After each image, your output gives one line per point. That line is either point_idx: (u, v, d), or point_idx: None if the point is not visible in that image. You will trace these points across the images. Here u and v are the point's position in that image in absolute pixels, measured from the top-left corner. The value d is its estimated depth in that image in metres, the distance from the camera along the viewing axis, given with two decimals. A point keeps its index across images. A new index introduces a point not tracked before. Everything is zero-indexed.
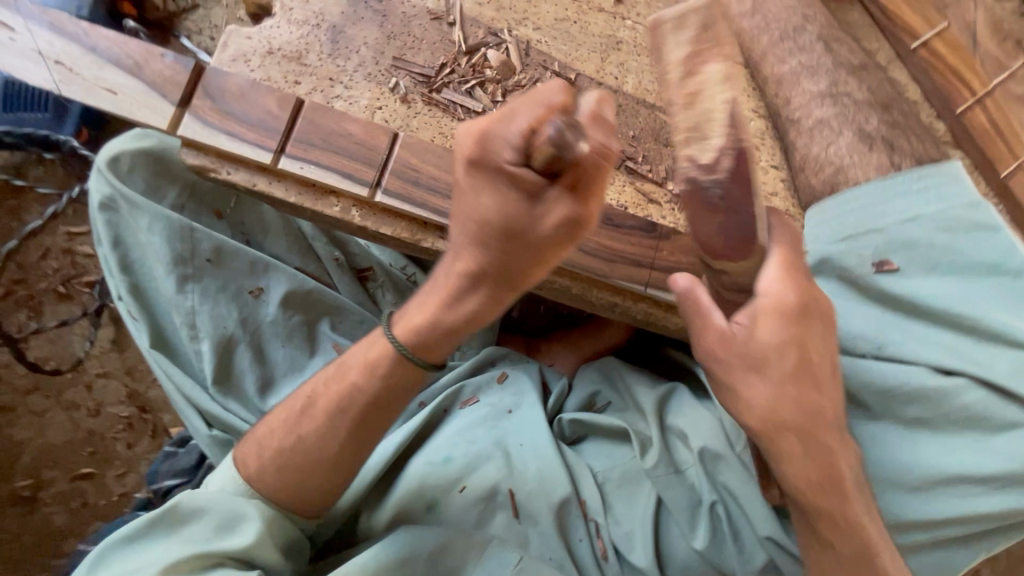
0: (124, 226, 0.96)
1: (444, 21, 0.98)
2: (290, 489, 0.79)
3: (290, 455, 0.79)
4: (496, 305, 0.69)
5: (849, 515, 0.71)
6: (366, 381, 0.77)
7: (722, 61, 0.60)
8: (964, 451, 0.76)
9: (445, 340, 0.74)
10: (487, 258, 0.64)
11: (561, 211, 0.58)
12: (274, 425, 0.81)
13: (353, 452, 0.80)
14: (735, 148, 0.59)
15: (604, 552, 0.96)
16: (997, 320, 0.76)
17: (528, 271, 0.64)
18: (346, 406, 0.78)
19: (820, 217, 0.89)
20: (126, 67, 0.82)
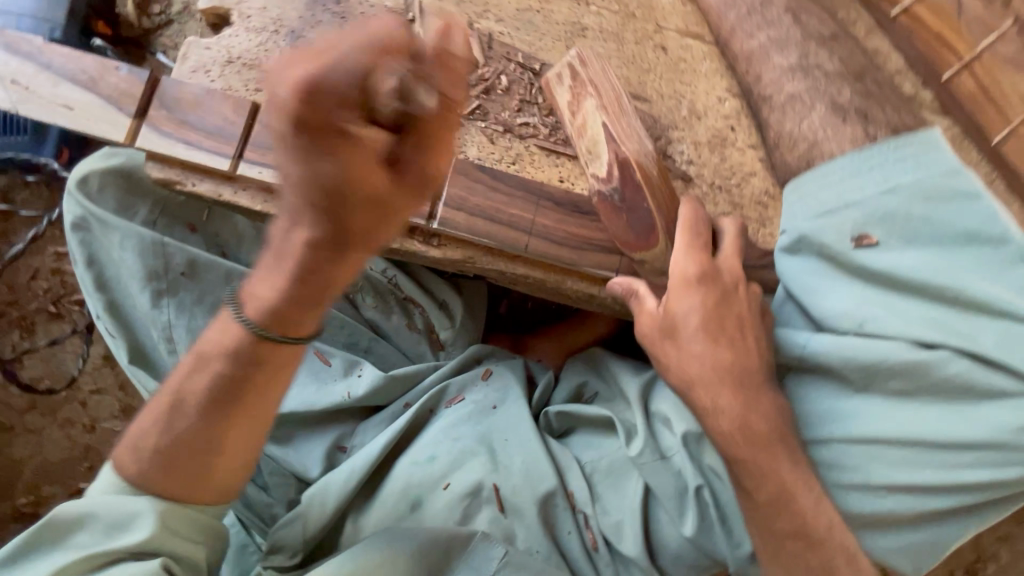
0: (98, 244, 0.97)
1: (403, 18, 0.97)
2: (180, 481, 0.70)
3: (169, 448, 0.69)
4: (345, 269, 0.63)
5: (804, 488, 0.73)
6: (236, 364, 0.67)
7: (596, 99, 0.87)
8: (950, 425, 0.73)
9: (306, 313, 0.66)
10: (327, 215, 0.57)
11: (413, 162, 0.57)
12: (146, 426, 0.70)
13: (245, 426, 0.72)
14: (618, 157, 0.85)
15: (594, 543, 0.95)
16: (982, 290, 0.73)
17: (381, 228, 0.60)
18: (221, 392, 0.68)
19: (798, 192, 0.86)
20: (81, 83, 0.85)
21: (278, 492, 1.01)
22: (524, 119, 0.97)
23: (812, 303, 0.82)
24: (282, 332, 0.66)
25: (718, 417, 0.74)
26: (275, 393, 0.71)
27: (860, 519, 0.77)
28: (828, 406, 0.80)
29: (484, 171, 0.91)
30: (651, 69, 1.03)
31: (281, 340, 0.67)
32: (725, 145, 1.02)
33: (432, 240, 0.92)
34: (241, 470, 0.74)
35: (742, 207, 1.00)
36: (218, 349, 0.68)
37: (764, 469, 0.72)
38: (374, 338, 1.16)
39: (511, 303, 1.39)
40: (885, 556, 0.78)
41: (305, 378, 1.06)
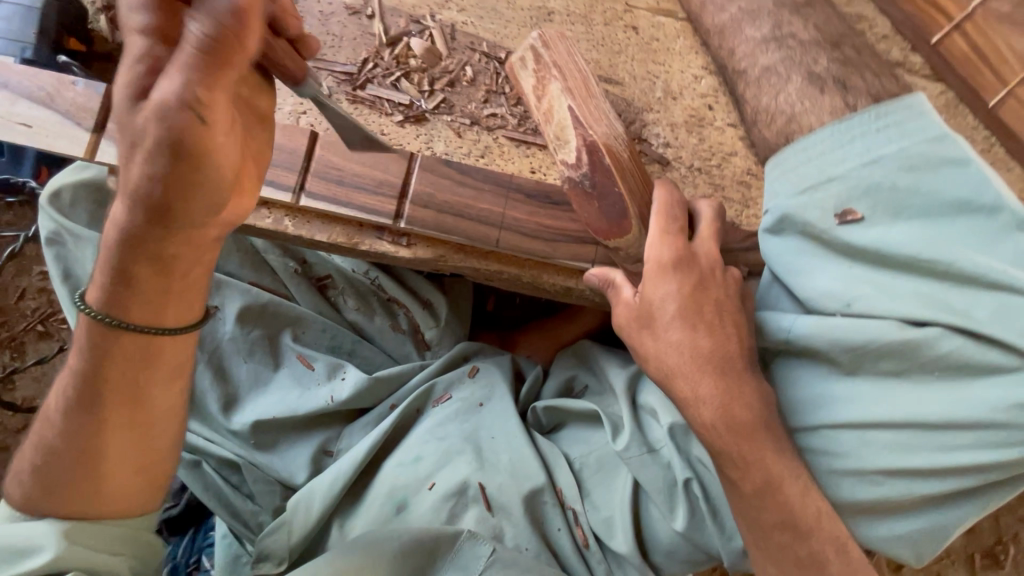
0: (74, 258, 0.95)
1: (362, 14, 0.95)
2: (71, 497, 0.68)
3: (47, 462, 0.68)
4: (168, 246, 0.62)
5: (788, 477, 0.69)
6: (90, 360, 0.66)
7: (561, 80, 0.81)
8: (943, 407, 0.69)
9: (138, 296, 0.64)
10: (122, 151, 0.56)
11: (163, 83, 0.50)
12: (28, 450, 0.70)
13: (121, 433, 0.69)
14: (586, 142, 0.78)
15: (585, 540, 0.92)
16: (973, 261, 0.69)
17: (149, 173, 0.55)
18: (80, 390, 0.67)
19: (778, 169, 0.81)
20: (39, 99, 0.84)
21: (263, 501, 0.99)
22: (491, 110, 0.94)
23: (797, 284, 0.78)
24: (109, 311, 0.65)
25: (695, 409, 0.71)
26: (140, 390, 0.69)
27: (853, 505, 0.74)
28: (814, 390, 0.77)
29: (453, 165, 0.88)
30: (622, 51, 1.00)
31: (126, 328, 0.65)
32: (703, 125, 0.99)
33: (401, 239, 0.90)
34: (134, 473, 0.71)
35: (723, 188, 0.97)
36: (73, 351, 0.68)
37: (743, 460, 0.69)
38: (358, 340, 1.12)
39: (498, 299, 1.36)
40: (881, 544, 0.75)
41: (287, 382, 1.04)
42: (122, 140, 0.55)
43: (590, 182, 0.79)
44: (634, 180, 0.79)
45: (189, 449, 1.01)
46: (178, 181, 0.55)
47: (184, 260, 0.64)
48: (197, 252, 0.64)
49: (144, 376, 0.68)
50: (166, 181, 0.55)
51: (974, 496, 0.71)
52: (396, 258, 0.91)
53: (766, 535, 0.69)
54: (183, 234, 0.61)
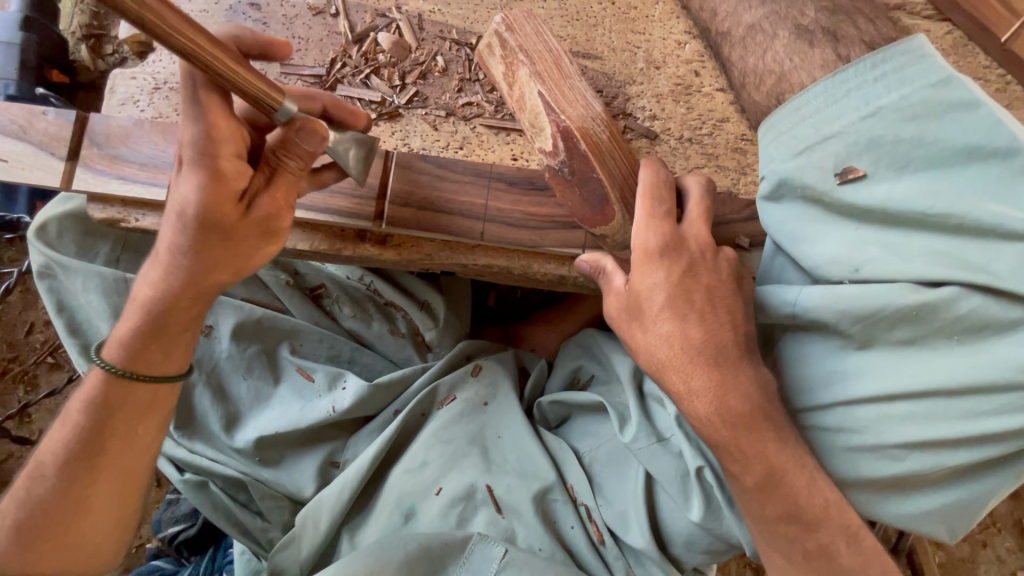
0: (66, 291, 0.96)
1: (327, 13, 0.92)
2: (46, 553, 0.73)
3: (33, 517, 0.73)
4: (192, 305, 0.73)
5: (786, 462, 0.68)
6: (93, 418, 0.74)
7: (529, 65, 0.77)
8: (965, 371, 0.65)
9: (152, 352, 0.74)
10: (189, 243, 0.67)
11: (264, 201, 0.67)
12: (16, 497, 0.74)
13: (111, 484, 0.75)
14: (559, 127, 0.74)
15: (600, 536, 0.91)
16: (988, 212, 0.63)
17: (226, 261, 0.69)
18: (79, 446, 0.74)
19: (771, 132, 0.76)
20: (11, 133, 0.83)
21: (274, 517, 0.99)
22: (467, 98, 0.91)
23: (799, 253, 0.74)
24: (134, 368, 0.74)
25: (691, 399, 0.69)
26: (137, 446, 0.77)
27: (871, 482, 0.71)
28: (823, 364, 0.74)
29: (430, 159, 0.84)
30: (599, 24, 0.96)
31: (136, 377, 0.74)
32: (690, 92, 0.94)
33: (385, 241, 0.88)
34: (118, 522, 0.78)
35: (717, 157, 0.92)
36: (75, 409, 0.75)
37: (743, 444, 0.68)
38: (357, 348, 1.11)
39: (499, 294, 1.33)
40: (905, 521, 0.72)
41: (289, 396, 1.04)
42: (194, 236, 0.66)
43: (569, 169, 0.75)
44: (614, 164, 0.75)
45: (194, 470, 1.00)
46: (256, 261, 0.72)
47: (200, 315, 0.75)
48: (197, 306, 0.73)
49: (141, 429, 0.76)
50: (244, 264, 0.71)
51: (1000, 464, 0.68)
52: (382, 260, 0.90)
53: (771, 528, 0.69)
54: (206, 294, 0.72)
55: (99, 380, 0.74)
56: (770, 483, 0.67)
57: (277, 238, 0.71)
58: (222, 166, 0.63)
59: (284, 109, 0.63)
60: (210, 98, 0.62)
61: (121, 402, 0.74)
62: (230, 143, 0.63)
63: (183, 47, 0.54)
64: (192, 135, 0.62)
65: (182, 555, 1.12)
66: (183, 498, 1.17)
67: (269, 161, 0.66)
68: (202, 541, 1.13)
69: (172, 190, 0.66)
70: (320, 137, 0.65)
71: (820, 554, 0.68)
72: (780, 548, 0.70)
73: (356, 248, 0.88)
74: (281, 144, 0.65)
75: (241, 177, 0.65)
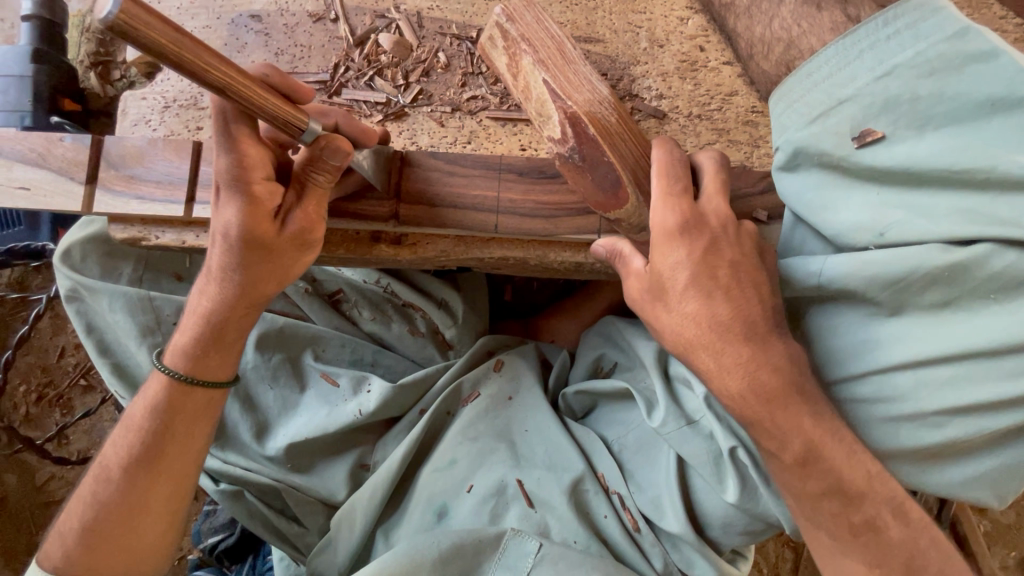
0: (94, 311, 0.98)
1: (327, 19, 0.93)
2: (107, 555, 0.73)
3: (96, 519, 0.73)
4: (242, 314, 0.75)
5: (830, 436, 0.67)
6: (153, 423, 0.75)
7: (530, 52, 0.76)
8: (1005, 329, 0.63)
9: (211, 358, 0.76)
10: (236, 260, 0.69)
11: (297, 215, 0.68)
12: (79, 501, 0.75)
13: (170, 488, 0.77)
14: (566, 114, 0.72)
15: (635, 523, 0.90)
16: (1018, 164, 0.61)
17: (269, 274, 0.71)
18: (140, 452, 0.75)
19: (783, 101, 0.74)
20: (32, 161, 0.85)
21: (309, 522, 1.01)
22: (471, 92, 0.91)
23: (819, 222, 0.72)
24: (193, 373, 0.76)
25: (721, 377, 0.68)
26: (194, 450, 0.78)
27: (912, 451, 0.70)
28: (854, 335, 0.72)
29: (439, 155, 0.84)
30: (599, 7, 0.95)
31: (193, 382, 0.76)
32: (696, 68, 0.93)
33: (401, 241, 0.88)
34: (169, 527, 0.78)
35: (728, 132, 0.91)
36: (136, 415, 0.76)
37: (784, 421, 0.66)
38: (378, 350, 1.11)
39: (515, 288, 1.33)
40: (953, 489, 0.71)
41: (315, 402, 1.05)
42: (239, 255, 0.68)
43: (580, 155, 0.73)
44: (623, 145, 0.74)
45: (229, 480, 1.01)
46: (298, 269, 0.74)
47: (242, 328, 0.77)
48: (242, 317, 0.75)
49: (196, 435, 0.77)
50: (285, 274, 0.73)
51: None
52: (398, 261, 0.90)
53: (814, 504, 0.68)
54: (254, 305, 0.74)
55: (160, 386, 0.76)
56: (811, 459, 0.66)
57: (314, 248, 0.73)
58: (256, 191, 0.64)
59: (311, 131, 0.61)
60: (239, 127, 0.62)
61: (180, 406, 0.76)
62: (261, 168, 0.64)
63: (221, 86, 0.51)
64: (224, 164, 0.63)
65: (223, 564, 1.14)
66: (219, 509, 1.19)
67: (298, 178, 0.67)
68: (240, 550, 1.15)
69: (213, 213, 0.68)
70: (346, 153, 0.65)
71: (867, 529, 0.67)
72: (826, 525, 0.69)
73: (372, 249, 0.88)
74: (310, 162, 0.65)
75: (274, 197, 0.66)
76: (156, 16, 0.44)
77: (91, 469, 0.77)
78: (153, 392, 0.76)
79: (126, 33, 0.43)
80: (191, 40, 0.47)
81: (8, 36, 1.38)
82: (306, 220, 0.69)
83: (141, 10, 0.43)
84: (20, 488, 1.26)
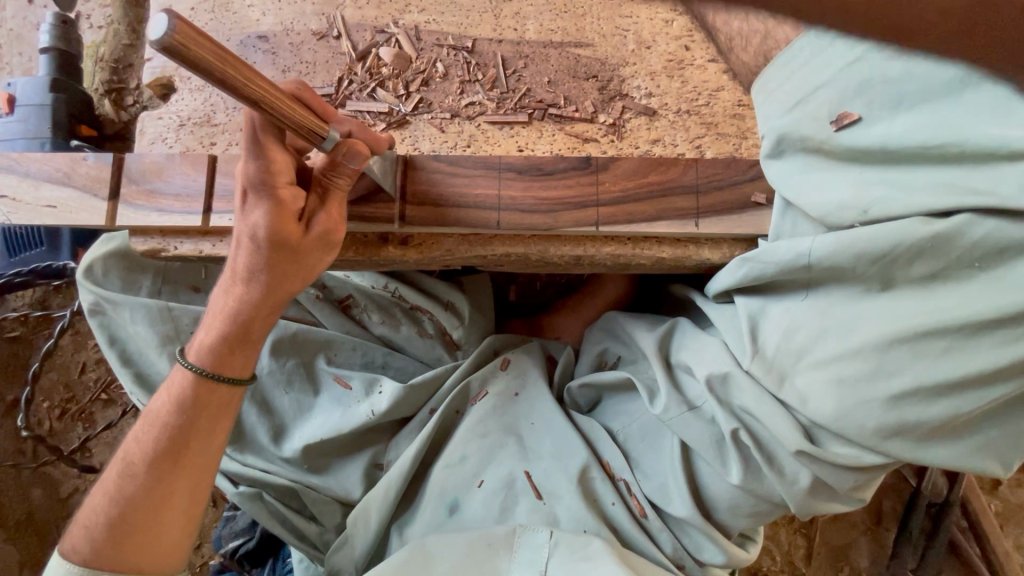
0: (116, 324, 1.02)
1: (330, 36, 0.98)
2: (133, 549, 0.76)
3: (124, 513, 0.77)
4: (266, 313, 0.79)
5: None
6: (176, 418, 0.79)
7: None
8: (987, 298, 0.66)
9: (236, 356, 0.80)
10: (261, 262, 0.73)
11: (320, 218, 0.73)
12: (102, 499, 0.79)
13: (191, 483, 0.80)
14: None
15: (641, 509, 0.93)
16: (988, 136, 0.62)
17: (292, 274, 0.75)
18: (163, 447, 0.78)
19: (763, 92, 0.79)
20: (58, 180, 0.90)
21: (327, 520, 1.05)
22: (469, 99, 0.96)
23: (808, 204, 0.76)
24: (215, 369, 0.80)
25: None
26: (214, 445, 0.82)
27: (916, 426, 0.72)
28: (846, 312, 0.75)
29: (441, 158, 0.89)
30: (587, 13, 1.00)
31: (220, 380, 0.80)
32: (683, 67, 0.98)
33: (407, 243, 0.92)
34: (187, 524, 0.81)
35: (716, 125, 0.96)
36: (160, 410, 0.80)
37: None
38: (388, 352, 1.15)
39: (519, 288, 1.36)
40: (953, 462, 0.74)
41: (328, 405, 1.08)
42: (264, 256, 0.72)
43: None
44: None
45: (248, 482, 1.04)
46: (318, 269, 0.78)
47: (260, 331, 0.80)
48: (264, 319, 0.79)
49: (218, 430, 0.81)
50: (306, 274, 0.77)
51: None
52: (406, 261, 0.94)
53: None
54: (277, 303, 0.79)
55: (181, 384, 0.80)
56: None
57: (334, 249, 0.77)
58: (282, 194, 0.69)
59: (331, 138, 0.67)
60: (266, 136, 0.65)
61: (203, 404, 0.79)
62: (286, 173, 0.68)
63: (256, 99, 0.56)
64: (252, 169, 0.67)
65: (243, 567, 1.17)
66: (239, 514, 1.22)
67: (319, 182, 0.73)
68: (260, 554, 1.18)
69: (239, 218, 0.73)
70: (363, 156, 0.71)
71: None
72: None
73: (380, 251, 0.92)
74: (330, 167, 0.71)
75: (298, 201, 0.71)
76: (204, 35, 0.49)
77: (111, 469, 0.80)
78: (176, 392, 0.79)
79: (179, 52, 0.47)
80: (229, 55, 0.51)
81: (26, 69, 1.45)
82: (326, 221, 0.74)
83: (191, 29, 0.47)
84: (46, 502, 1.30)
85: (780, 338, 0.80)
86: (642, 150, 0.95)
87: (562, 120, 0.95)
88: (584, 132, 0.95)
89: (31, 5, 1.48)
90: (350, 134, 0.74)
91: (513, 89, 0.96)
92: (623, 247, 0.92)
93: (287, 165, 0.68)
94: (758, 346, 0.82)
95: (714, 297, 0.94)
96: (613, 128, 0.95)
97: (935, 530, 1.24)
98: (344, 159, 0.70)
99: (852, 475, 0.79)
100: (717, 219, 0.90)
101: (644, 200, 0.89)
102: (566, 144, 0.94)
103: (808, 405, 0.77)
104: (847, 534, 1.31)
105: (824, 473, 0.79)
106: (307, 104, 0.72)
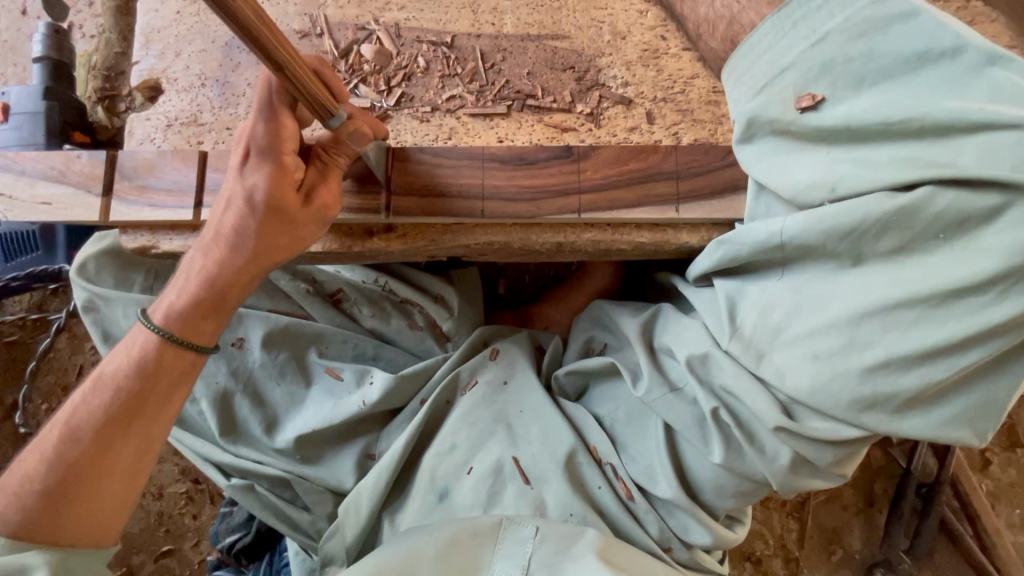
0: (109, 322, 1.05)
1: (313, 34, 1.00)
2: (69, 518, 0.78)
3: (63, 478, 0.78)
4: (246, 279, 0.83)
5: None
6: (132, 381, 0.81)
7: None
8: (952, 267, 0.67)
9: (209, 322, 0.84)
10: (252, 225, 0.78)
11: (320, 192, 0.80)
12: (39, 468, 0.79)
13: (140, 448, 0.82)
14: None
15: (628, 492, 0.94)
16: (947, 110, 0.66)
17: (280, 243, 0.80)
18: (115, 411, 0.80)
19: (734, 76, 0.83)
20: (53, 177, 0.92)
21: (318, 509, 1.06)
22: (449, 92, 0.98)
23: (777, 184, 0.78)
24: (184, 335, 0.83)
25: None
26: (166, 414, 0.84)
27: (892, 398, 0.73)
28: (821, 287, 0.77)
29: (426, 149, 0.91)
30: (563, 6, 1.02)
31: (184, 345, 0.83)
32: (658, 56, 1.00)
33: (390, 234, 0.94)
34: (126, 493, 0.82)
35: (692, 111, 0.98)
36: (118, 371, 0.82)
37: None
38: (379, 343, 1.16)
39: (508, 281, 1.38)
40: (927, 433, 0.75)
41: (320, 396, 1.10)
42: (256, 220, 0.78)
43: None
44: None
45: (240, 475, 1.08)
46: (306, 244, 0.84)
47: (235, 300, 0.84)
48: (241, 288, 0.83)
49: (171, 397, 0.84)
50: (291, 247, 0.82)
51: (1006, 364, 0.72)
52: (391, 252, 0.95)
53: None
54: (257, 273, 0.83)
55: (148, 347, 0.82)
56: None
57: (326, 227, 0.84)
58: (286, 160, 0.77)
59: (339, 117, 0.74)
60: (280, 101, 0.74)
61: (171, 367, 0.83)
62: (292, 140, 0.76)
63: (282, 62, 0.62)
64: (262, 132, 0.75)
65: (241, 562, 1.19)
66: (235, 510, 1.23)
67: (320, 157, 0.80)
68: (257, 548, 1.19)
69: (236, 179, 0.79)
70: (366, 138, 0.79)
71: None
72: None
73: (365, 242, 0.94)
74: (335, 145, 0.79)
75: (299, 170, 0.78)
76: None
77: (48, 432, 0.81)
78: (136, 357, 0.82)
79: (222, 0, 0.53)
80: (268, 24, 0.58)
81: (21, 79, 1.48)
82: (325, 200, 0.80)
83: None
84: None
85: (756, 317, 0.82)
86: (620, 137, 0.97)
87: (540, 111, 0.97)
88: (562, 121, 0.97)
89: (24, 16, 1.51)
90: (362, 118, 0.79)
91: (492, 82, 0.98)
92: (602, 231, 0.94)
93: (292, 135, 0.76)
94: (737, 325, 0.84)
95: (694, 281, 0.96)
96: (591, 117, 0.97)
97: (925, 509, 1.25)
98: (350, 140, 0.78)
99: (830, 451, 0.81)
100: (697, 204, 0.92)
101: (623, 186, 0.91)
102: (545, 134, 0.96)
103: (785, 381, 0.78)
104: (840, 517, 1.32)
105: (804, 449, 0.80)
106: (325, 81, 0.75)
